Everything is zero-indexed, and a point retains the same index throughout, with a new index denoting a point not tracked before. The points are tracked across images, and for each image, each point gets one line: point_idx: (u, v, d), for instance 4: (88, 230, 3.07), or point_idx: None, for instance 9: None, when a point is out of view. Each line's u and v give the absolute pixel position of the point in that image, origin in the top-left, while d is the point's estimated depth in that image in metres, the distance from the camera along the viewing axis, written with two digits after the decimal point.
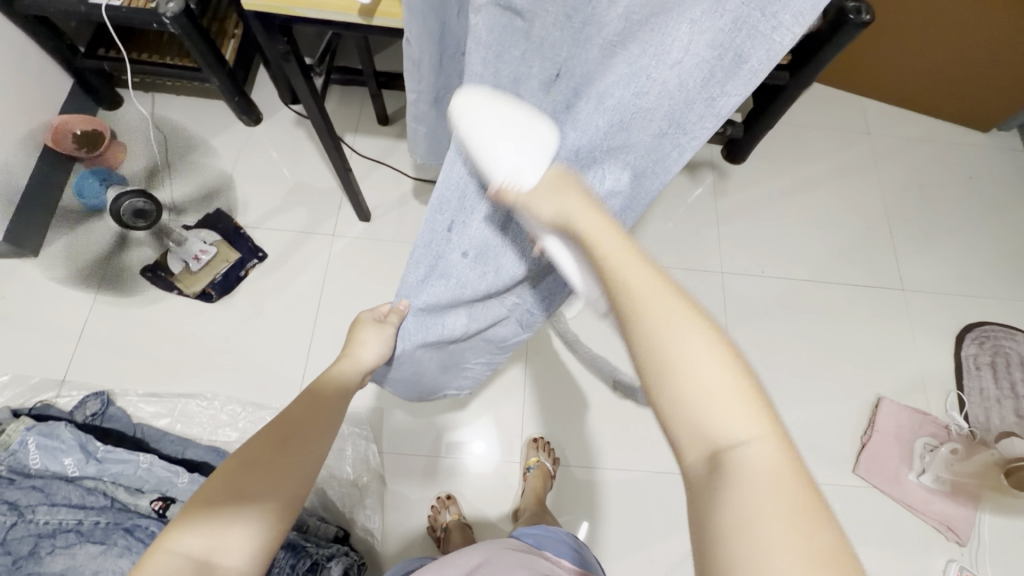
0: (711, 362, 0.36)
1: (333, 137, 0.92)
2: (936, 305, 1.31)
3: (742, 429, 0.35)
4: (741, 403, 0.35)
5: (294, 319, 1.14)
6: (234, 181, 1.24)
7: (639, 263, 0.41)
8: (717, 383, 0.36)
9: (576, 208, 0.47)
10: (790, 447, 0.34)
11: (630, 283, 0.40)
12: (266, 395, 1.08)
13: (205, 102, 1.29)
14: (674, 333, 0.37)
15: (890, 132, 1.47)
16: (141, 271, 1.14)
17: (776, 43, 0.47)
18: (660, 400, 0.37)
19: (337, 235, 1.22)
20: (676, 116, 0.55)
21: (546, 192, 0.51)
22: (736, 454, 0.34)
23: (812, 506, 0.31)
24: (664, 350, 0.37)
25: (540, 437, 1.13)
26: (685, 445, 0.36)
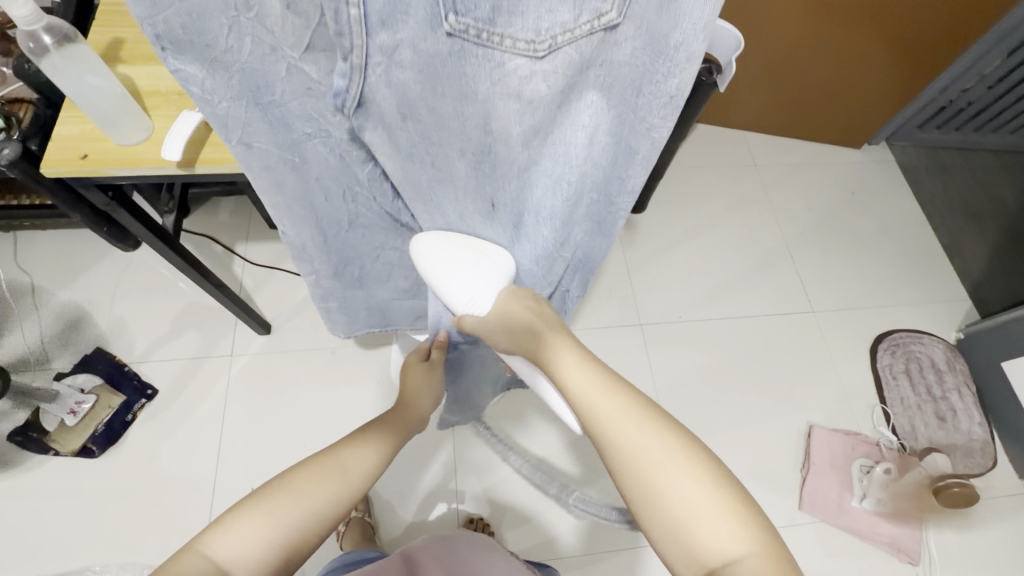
0: (687, 487, 0.45)
1: (196, 267, 0.88)
2: (847, 321, 1.35)
3: (734, 546, 0.43)
4: (726, 521, 0.43)
5: (192, 459, 1.04)
6: (116, 314, 1.15)
7: (616, 396, 0.49)
8: (697, 512, 0.44)
9: (531, 332, 0.57)
10: (779, 556, 0.42)
11: (607, 427, 0.48)
12: (165, 554, 0.96)
13: (76, 233, 1.21)
14: (653, 467, 0.46)
15: (774, 161, 1.55)
16: (8, 438, 1.00)
17: (658, 143, 0.51)
18: (652, 527, 0.45)
19: (235, 354, 1.14)
20: (604, 191, 0.59)
21: (498, 310, 0.59)
22: (728, 571, 0.42)
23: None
24: (652, 491, 0.45)
25: (477, 516, 1.07)
26: (681, 564, 0.44)
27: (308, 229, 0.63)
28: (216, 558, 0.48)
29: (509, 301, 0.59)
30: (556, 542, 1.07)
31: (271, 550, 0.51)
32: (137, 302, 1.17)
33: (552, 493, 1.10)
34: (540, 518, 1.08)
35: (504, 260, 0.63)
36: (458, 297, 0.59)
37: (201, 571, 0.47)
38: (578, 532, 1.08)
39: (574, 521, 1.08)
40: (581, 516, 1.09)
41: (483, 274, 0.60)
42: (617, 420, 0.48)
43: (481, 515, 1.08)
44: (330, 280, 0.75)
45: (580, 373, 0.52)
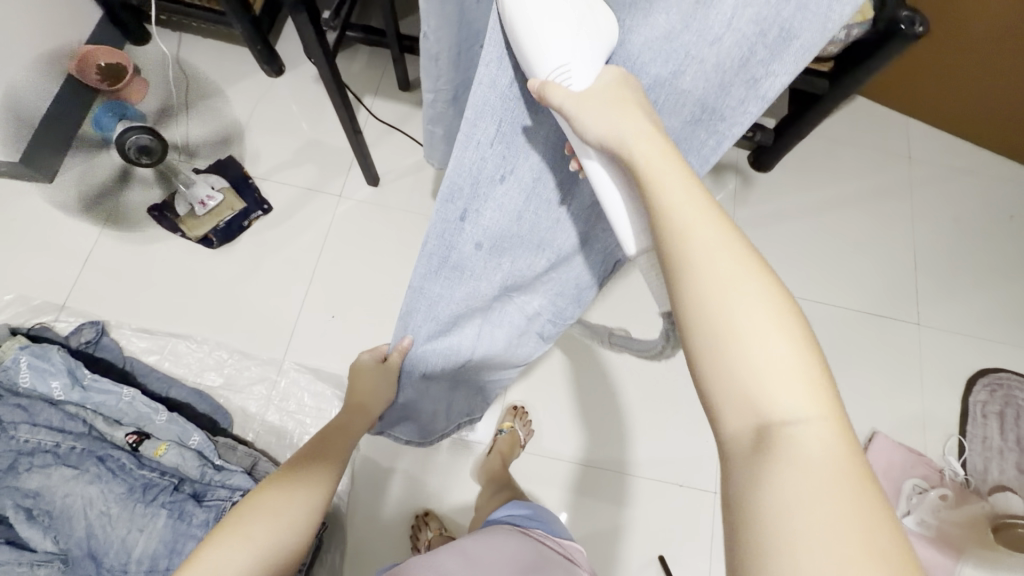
0: (767, 333, 0.33)
1: (343, 95, 0.94)
2: (952, 346, 1.24)
3: (799, 407, 0.32)
4: (802, 379, 0.32)
5: (288, 276, 1.14)
6: (251, 132, 1.24)
7: (703, 210, 0.36)
8: (769, 360, 0.32)
9: (631, 134, 0.39)
10: (848, 434, 0.31)
11: (682, 225, 0.36)
12: (254, 345, 1.09)
13: (231, 47, 1.30)
14: (736, 314, 0.33)
15: (932, 159, 1.39)
16: (147, 210, 1.14)
17: (830, 16, 0.42)
18: (704, 373, 0.34)
19: (343, 196, 1.21)
20: (710, 101, 0.49)
21: (604, 106, 0.41)
22: (788, 432, 0.31)
23: (863, 494, 0.29)
24: (722, 318, 0.33)
25: (519, 404, 1.11)
26: (729, 416, 0.33)
27: (450, 35, 0.57)
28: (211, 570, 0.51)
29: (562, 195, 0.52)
30: (587, 451, 1.10)
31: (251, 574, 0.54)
32: (271, 126, 1.25)
33: (596, 409, 1.13)
34: (576, 425, 1.11)
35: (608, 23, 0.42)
36: (548, 48, 0.40)
37: None
38: (609, 449, 1.10)
39: (608, 438, 1.11)
40: (615, 437, 1.11)
41: None
42: (701, 250, 0.35)
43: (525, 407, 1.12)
44: (445, 105, 0.69)
45: (677, 197, 0.37)
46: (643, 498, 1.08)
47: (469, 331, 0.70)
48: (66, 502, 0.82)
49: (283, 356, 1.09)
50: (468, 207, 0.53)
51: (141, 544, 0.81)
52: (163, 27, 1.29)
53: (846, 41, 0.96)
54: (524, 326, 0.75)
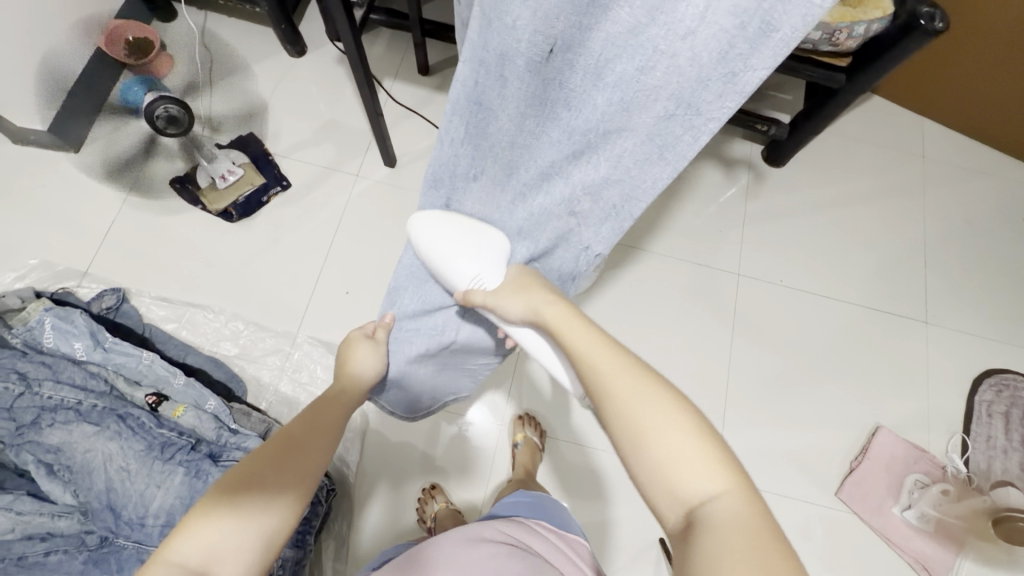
0: (671, 432, 0.44)
1: (367, 74, 0.96)
2: (959, 345, 1.25)
3: (710, 484, 0.41)
4: (702, 460, 0.42)
5: (305, 251, 1.17)
6: (272, 111, 1.26)
7: (613, 360, 0.50)
8: (682, 453, 0.43)
9: (542, 304, 0.60)
10: (749, 493, 0.41)
11: (604, 377, 0.48)
12: (270, 318, 1.12)
13: (255, 27, 1.32)
14: (648, 416, 0.45)
15: (946, 160, 1.39)
16: (169, 181, 1.17)
17: (814, 6, 0.41)
18: (642, 480, 0.44)
19: (360, 176, 1.23)
20: (685, 97, 0.51)
21: (512, 292, 0.63)
22: (704, 510, 0.40)
23: (770, 546, 0.37)
24: (632, 427, 0.45)
25: (525, 412, 1.10)
26: (665, 508, 0.42)
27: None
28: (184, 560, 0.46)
29: (529, 279, 0.64)
30: (592, 433, 1.12)
31: (252, 544, 0.49)
32: (291, 105, 1.27)
33: None
34: (582, 409, 1.13)
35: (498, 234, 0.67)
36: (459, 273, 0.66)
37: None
38: None
39: None
40: None
41: (483, 256, 0.65)
42: (613, 378, 0.48)
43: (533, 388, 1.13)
44: None
45: (598, 351, 0.51)
46: None
47: (451, 308, 0.74)
48: (87, 457, 0.85)
49: (297, 329, 1.11)
50: (460, 181, 0.61)
51: (157, 500, 0.84)
52: (189, 5, 1.31)
53: (866, 35, 0.96)
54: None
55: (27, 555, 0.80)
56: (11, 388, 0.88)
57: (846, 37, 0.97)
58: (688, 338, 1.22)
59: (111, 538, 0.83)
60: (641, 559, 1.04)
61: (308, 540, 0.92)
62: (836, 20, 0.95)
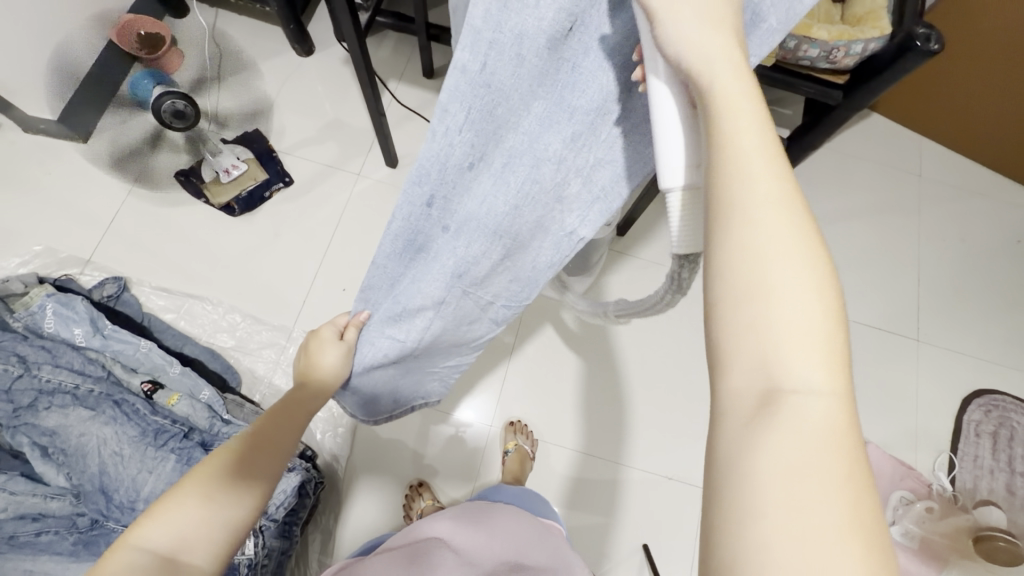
0: (801, 290, 0.28)
1: (371, 76, 0.98)
2: (950, 364, 1.25)
3: (813, 376, 0.27)
4: (820, 349, 0.27)
5: (304, 247, 1.18)
6: (278, 108, 1.28)
7: (756, 136, 0.31)
8: (799, 325, 0.27)
9: (716, 61, 0.32)
10: (856, 412, 0.27)
11: (736, 148, 0.30)
12: (267, 311, 1.13)
13: (264, 26, 1.34)
14: (779, 253, 0.28)
15: (944, 180, 1.40)
16: (174, 174, 1.19)
17: (796, 2, 0.41)
18: (721, 319, 0.29)
19: (361, 175, 1.25)
20: None
21: (705, 33, 0.33)
22: (796, 403, 0.26)
23: (860, 480, 0.25)
24: (753, 275, 0.28)
25: (517, 420, 1.12)
26: (731, 382, 0.28)
27: None
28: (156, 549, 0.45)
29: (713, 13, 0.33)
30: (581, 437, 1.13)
31: (218, 534, 0.49)
32: (297, 103, 1.29)
33: (592, 398, 1.15)
34: (571, 413, 1.14)
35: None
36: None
37: (145, 566, 0.44)
38: (602, 438, 1.13)
39: (603, 428, 1.13)
40: (609, 427, 1.13)
41: None
42: (751, 185, 0.29)
43: (524, 392, 1.14)
44: None
45: (745, 128, 0.31)
46: (633, 487, 1.10)
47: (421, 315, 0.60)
48: (82, 441, 0.87)
49: (293, 324, 1.13)
50: (436, 193, 0.48)
51: (147, 485, 0.85)
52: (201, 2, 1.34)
53: (863, 55, 0.99)
54: (476, 316, 0.65)
55: (18, 535, 0.81)
56: (10, 370, 0.90)
57: (842, 56, 1.00)
58: None
59: (101, 520, 0.85)
60: (625, 563, 1.06)
61: (294, 532, 0.94)
62: (834, 38, 0.97)
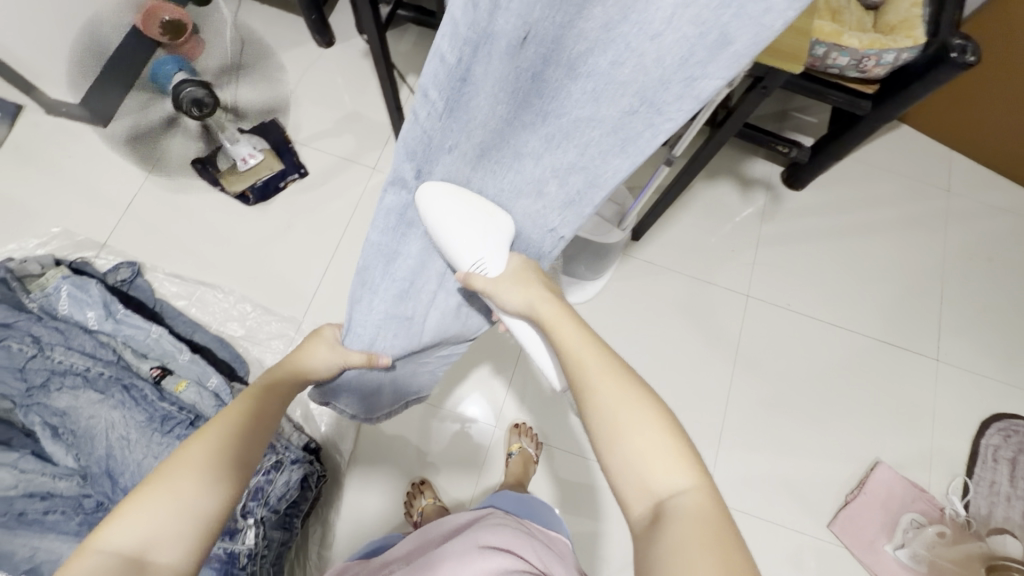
0: (643, 429, 0.43)
1: (390, 69, 0.97)
2: (970, 386, 1.22)
3: (676, 481, 0.42)
4: (672, 462, 0.42)
5: (317, 240, 1.18)
6: (296, 99, 1.28)
7: (590, 351, 0.49)
8: (652, 450, 0.43)
9: (538, 300, 0.54)
10: (714, 492, 0.41)
11: (579, 363, 0.48)
12: (278, 302, 1.14)
13: (286, 16, 1.34)
14: (622, 413, 0.44)
15: (971, 195, 1.36)
16: (191, 162, 1.19)
17: (767, 26, 0.38)
18: (612, 463, 0.44)
19: (376, 169, 1.25)
20: (650, 95, 0.44)
21: (511, 282, 0.55)
22: (671, 503, 0.41)
23: (728, 538, 0.38)
24: (615, 428, 0.44)
25: (522, 422, 1.11)
26: (632, 498, 0.42)
27: None
28: (120, 551, 0.42)
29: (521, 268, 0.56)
30: (585, 442, 1.12)
31: (189, 528, 0.45)
32: (315, 94, 1.29)
33: None
34: (577, 418, 1.13)
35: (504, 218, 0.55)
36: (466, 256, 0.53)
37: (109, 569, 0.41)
38: None
39: None
40: None
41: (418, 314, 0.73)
42: (591, 373, 0.47)
43: (530, 395, 1.13)
44: None
45: (575, 336, 0.50)
46: None
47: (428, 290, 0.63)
48: (90, 423, 0.88)
49: (303, 316, 1.13)
50: (423, 168, 0.49)
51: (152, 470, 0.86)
52: None
53: (895, 64, 0.96)
54: (472, 302, 0.68)
55: (26, 513, 0.83)
56: (24, 349, 0.91)
57: (874, 65, 0.96)
58: (690, 355, 1.21)
59: (106, 503, 0.86)
60: (625, 571, 1.04)
61: (295, 524, 0.94)
62: (866, 46, 0.94)
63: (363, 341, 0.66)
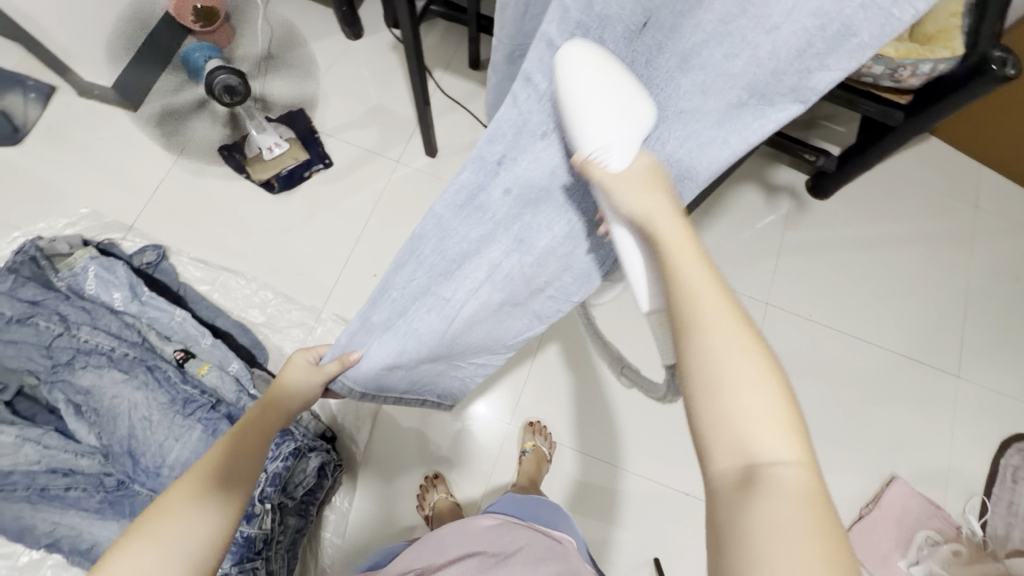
0: (751, 379, 0.35)
1: (420, 63, 0.98)
2: (992, 404, 1.20)
3: (781, 449, 0.34)
4: (777, 427, 0.35)
5: (339, 230, 1.19)
6: (323, 90, 1.29)
7: (703, 274, 0.40)
8: (752, 407, 0.35)
9: (658, 213, 0.45)
10: (818, 474, 0.34)
11: (685, 284, 0.40)
12: (299, 291, 1.14)
13: (316, 7, 1.35)
14: (731, 355, 0.36)
15: (1000, 211, 1.34)
16: (217, 148, 1.18)
17: (895, 17, 0.42)
18: (699, 408, 0.36)
19: (400, 162, 1.25)
20: (759, 87, 0.49)
21: (632, 185, 0.48)
22: (770, 473, 0.33)
23: (833, 537, 0.31)
24: (715, 369, 0.36)
25: (537, 420, 1.11)
26: (719, 453, 0.35)
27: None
28: None
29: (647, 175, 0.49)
30: (599, 443, 1.11)
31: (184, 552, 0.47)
32: (342, 86, 1.30)
33: (613, 406, 1.13)
34: (592, 419, 1.12)
35: (647, 111, 0.51)
36: (597, 134, 0.50)
37: None
38: (621, 447, 1.11)
39: (622, 437, 1.11)
40: (628, 436, 1.11)
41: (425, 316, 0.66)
42: (699, 301, 0.38)
43: (545, 395, 1.13)
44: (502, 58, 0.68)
45: (690, 261, 0.41)
46: (648, 500, 1.08)
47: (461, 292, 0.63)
48: (113, 403, 0.88)
49: (323, 305, 1.14)
50: (505, 152, 0.60)
51: (173, 451, 0.87)
52: None
53: (930, 75, 0.93)
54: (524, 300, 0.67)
55: (49, 487, 0.86)
56: (51, 327, 0.93)
57: (908, 75, 0.94)
58: None
59: (127, 481, 0.87)
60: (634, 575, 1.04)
61: (311, 511, 0.95)
62: (901, 56, 0.92)
63: (388, 311, 0.66)
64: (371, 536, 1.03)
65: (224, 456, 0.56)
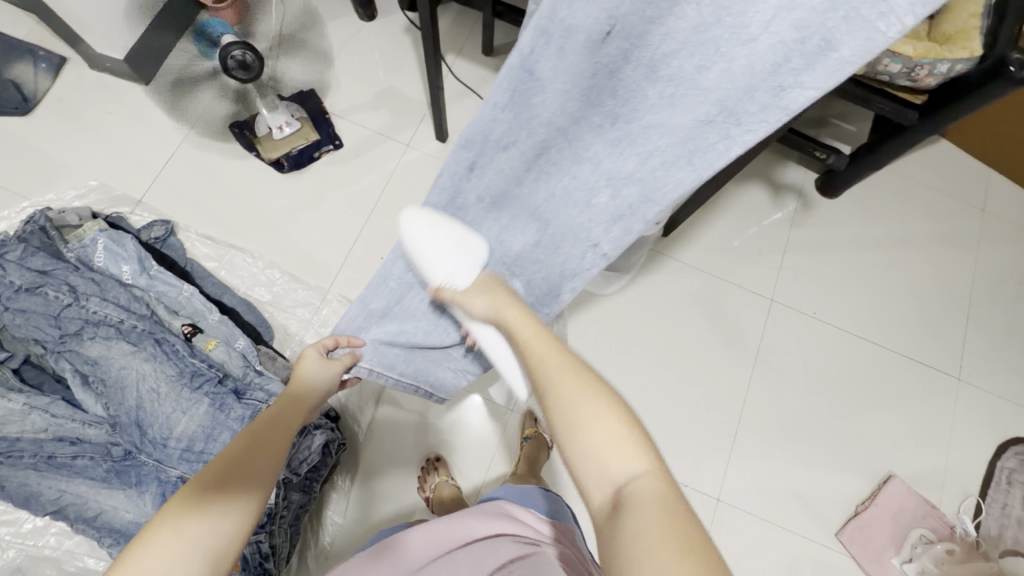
0: (597, 418, 0.42)
1: (436, 46, 0.97)
2: (990, 408, 1.21)
3: (631, 465, 0.40)
4: (622, 444, 0.41)
5: (347, 211, 1.19)
6: (335, 71, 1.28)
7: (550, 354, 0.49)
8: (604, 435, 0.41)
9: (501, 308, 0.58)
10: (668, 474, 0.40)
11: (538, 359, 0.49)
12: (305, 271, 1.15)
13: None
14: (576, 401, 0.44)
15: (1007, 216, 1.34)
16: (229, 125, 1.20)
17: (880, 32, 0.37)
18: (571, 455, 0.43)
19: (410, 146, 1.25)
20: (730, 103, 0.45)
21: (476, 293, 0.62)
22: (628, 489, 0.39)
23: (684, 522, 0.36)
24: (567, 419, 0.43)
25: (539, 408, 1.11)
26: (593, 490, 0.41)
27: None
28: None
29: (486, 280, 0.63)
30: None
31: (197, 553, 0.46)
32: (354, 68, 1.29)
33: None
34: None
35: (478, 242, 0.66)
36: (436, 270, 0.65)
37: None
38: None
39: None
40: None
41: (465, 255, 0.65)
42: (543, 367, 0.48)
43: None
44: None
45: (542, 348, 0.50)
46: None
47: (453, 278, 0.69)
48: (121, 373, 0.89)
49: (329, 286, 1.14)
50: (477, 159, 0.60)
51: (180, 423, 0.87)
52: None
53: (948, 74, 0.92)
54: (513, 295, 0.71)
55: (56, 456, 0.86)
56: (60, 298, 0.93)
57: (925, 74, 0.93)
58: (707, 356, 1.21)
59: (134, 452, 0.88)
60: None
61: (314, 488, 0.96)
62: (919, 55, 0.90)
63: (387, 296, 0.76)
64: (372, 517, 1.04)
65: (249, 449, 0.56)
